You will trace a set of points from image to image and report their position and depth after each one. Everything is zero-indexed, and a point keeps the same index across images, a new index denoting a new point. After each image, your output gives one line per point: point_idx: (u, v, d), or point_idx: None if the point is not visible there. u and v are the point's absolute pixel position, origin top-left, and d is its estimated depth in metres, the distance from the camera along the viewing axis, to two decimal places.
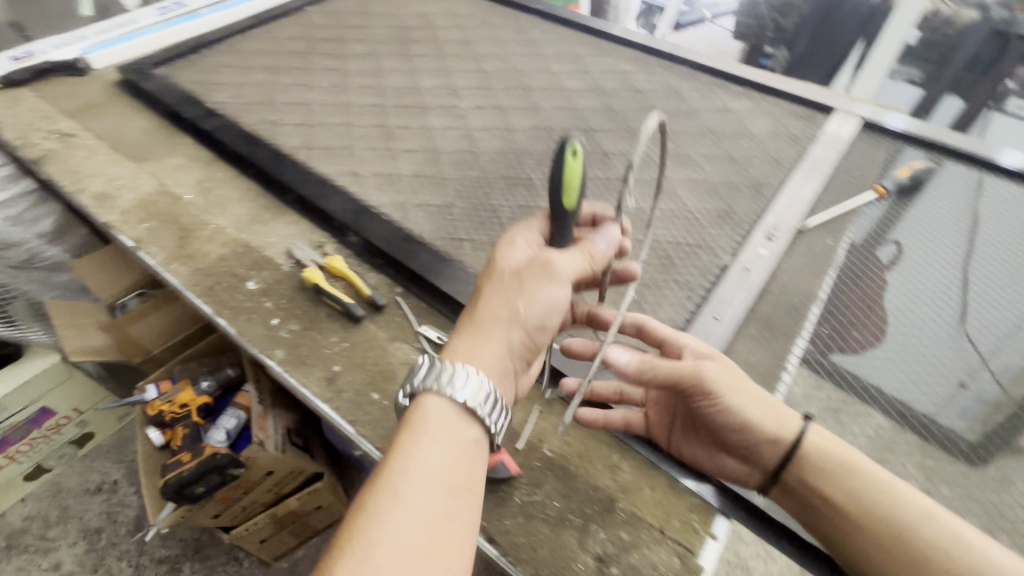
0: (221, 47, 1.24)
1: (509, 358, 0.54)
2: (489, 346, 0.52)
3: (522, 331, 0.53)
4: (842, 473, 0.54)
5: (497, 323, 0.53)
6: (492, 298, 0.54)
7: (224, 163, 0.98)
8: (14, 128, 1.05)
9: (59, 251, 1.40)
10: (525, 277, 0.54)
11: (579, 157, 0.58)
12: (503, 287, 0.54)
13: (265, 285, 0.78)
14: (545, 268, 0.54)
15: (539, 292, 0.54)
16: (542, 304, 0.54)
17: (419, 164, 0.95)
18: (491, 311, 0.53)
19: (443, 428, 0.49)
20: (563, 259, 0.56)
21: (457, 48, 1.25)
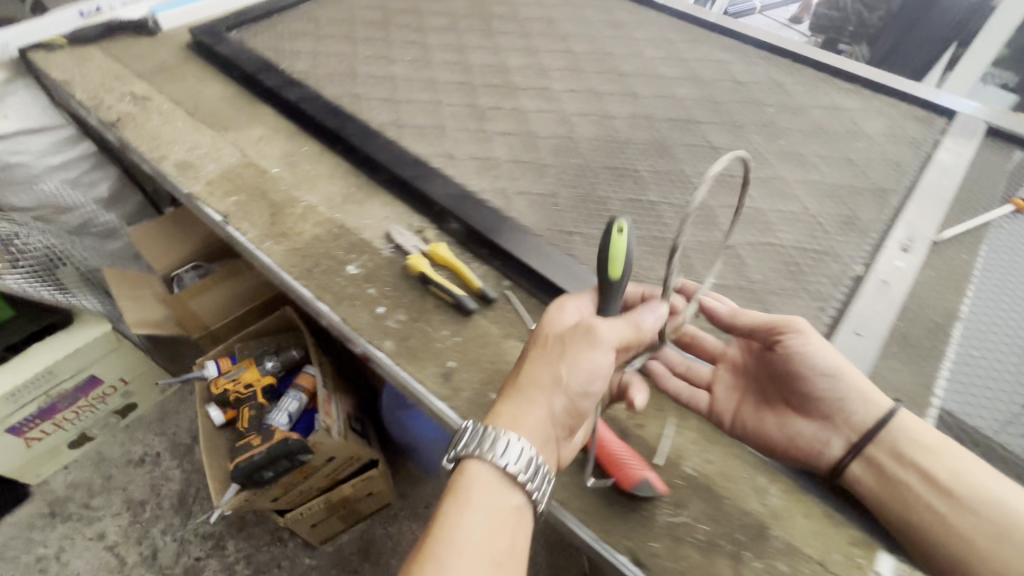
0: (294, 13, 1.18)
1: (554, 426, 0.52)
2: (530, 413, 0.51)
3: (564, 400, 0.51)
4: (937, 454, 0.55)
5: (540, 391, 0.51)
6: (537, 363, 0.53)
7: (308, 136, 0.92)
8: (86, 88, 1.00)
9: (114, 218, 1.36)
10: (568, 346, 0.52)
11: (624, 236, 0.55)
12: (547, 352, 0.53)
13: (366, 270, 0.74)
14: (587, 338, 0.52)
15: (580, 363, 0.51)
16: (584, 373, 0.51)
17: (517, 148, 0.90)
18: (535, 377, 0.52)
19: (486, 495, 0.49)
20: (607, 328, 0.53)
21: (542, 27, 1.19)
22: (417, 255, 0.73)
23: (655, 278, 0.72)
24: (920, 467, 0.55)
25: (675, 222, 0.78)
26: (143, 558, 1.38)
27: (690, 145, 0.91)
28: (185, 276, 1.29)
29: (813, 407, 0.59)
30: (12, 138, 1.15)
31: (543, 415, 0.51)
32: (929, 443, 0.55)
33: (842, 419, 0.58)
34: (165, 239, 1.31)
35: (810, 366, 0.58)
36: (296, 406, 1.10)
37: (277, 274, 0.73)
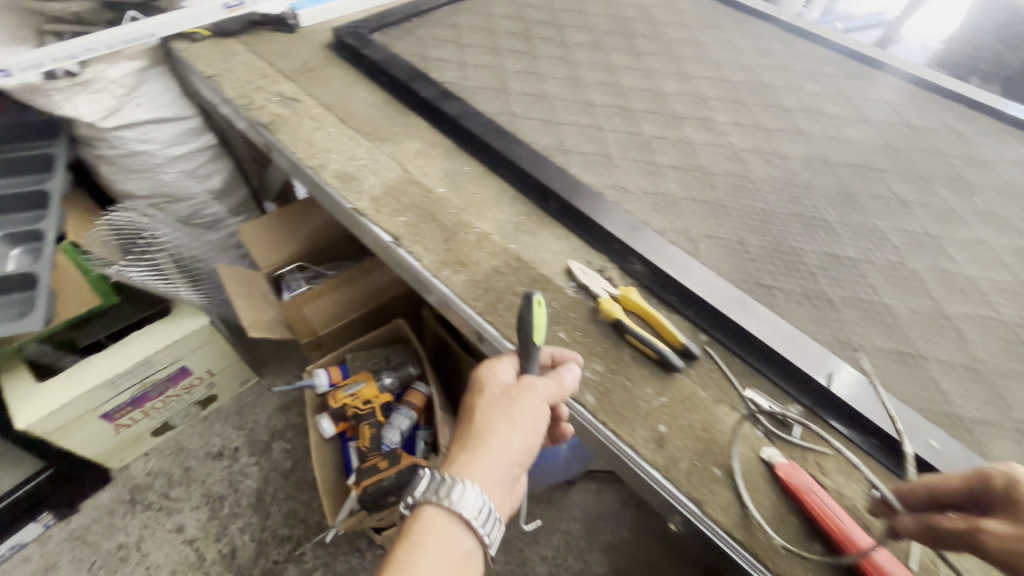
0: (434, 18, 1.14)
1: (509, 473, 0.55)
2: (490, 461, 0.54)
3: (519, 447, 0.56)
4: None
5: (496, 439, 0.55)
6: (488, 415, 0.57)
7: (468, 154, 0.88)
8: (235, 84, 0.98)
9: (219, 210, 1.35)
10: (515, 398, 0.57)
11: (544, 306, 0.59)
12: (495, 404, 0.57)
13: (552, 310, 0.70)
14: (531, 389, 0.58)
15: (529, 413, 0.57)
16: (531, 421, 0.57)
17: (692, 185, 0.84)
18: (489, 427, 0.56)
19: (436, 537, 0.52)
20: (546, 385, 0.58)
21: (691, 50, 1.12)
22: (608, 298, 0.69)
23: (871, 346, 0.67)
24: None
25: (880, 284, 0.73)
26: (222, 555, 1.36)
27: (876, 195, 0.85)
28: (293, 279, 1.26)
29: None
30: (140, 126, 1.12)
31: (496, 462, 0.54)
32: None
33: None
34: (276, 236, 1.28)
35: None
36: (408, 424, 1.07)
37: (463, 312, 0.70)
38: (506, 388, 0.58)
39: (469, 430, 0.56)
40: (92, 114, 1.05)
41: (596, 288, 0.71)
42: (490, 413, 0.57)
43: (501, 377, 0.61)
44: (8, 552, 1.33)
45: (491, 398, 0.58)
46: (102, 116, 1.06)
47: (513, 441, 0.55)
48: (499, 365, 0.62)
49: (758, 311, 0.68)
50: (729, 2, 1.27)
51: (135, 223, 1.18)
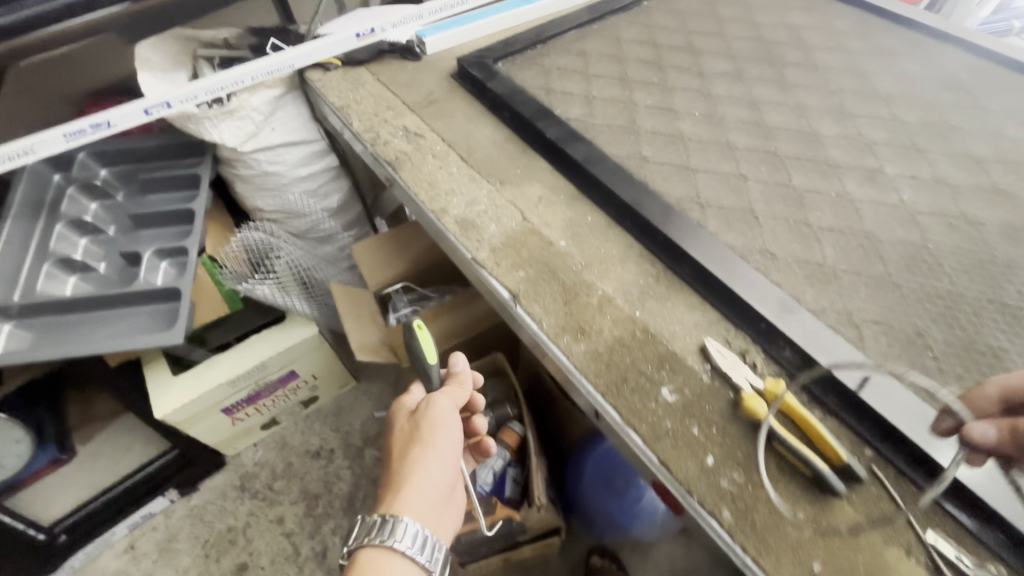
0: (560, 45, 1.09)
1: (435, 485, 0.80)
2: (417, 479, 0.80)
3: (436, 464, 0.81)
4: None
5: (416, 464, 0.81)
6: (409, 448, 0.83)
7: (592, 202, 0.83)
8: (362, 117, 0.99)
9: (334, 226, 1.39)
10: (423, 426, 0.85)
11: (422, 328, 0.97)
12: (412, 438, 0.84)
13: (684, 399, 0.62)
14: (433, 414, 0.85)
15: (436, 432, 0.83)
16: (437, 435, 0.83)
17: (857, 255, 0.72)
18: (410, 457, 0.82)
19: (381, 553, 0.74)
20: (446, 396, 0.89)
21: (852, 81, 0.98)
22: (753, 393, 0.61)
23: None
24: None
25: None
26: (314, 553, 1.44)
27: None
28: (397, 299, 1.27)
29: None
30: (273, 149, 1.19)
31: (419, 480, 0.79)
32: None
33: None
34: (385, 255, 1.30)
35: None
36: (499, 464, 1.09)
37: (583, 389, 0.64)
38: (414, 419, 0.86)
39: (397, 464, 0.82)
40: (234, 139, 1.12)
41: (739, 377, 0.62)
42: (407, 446, 0.83)
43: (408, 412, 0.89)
44: (140, 519, 1.49)
45: (405, 433, 0.85)
46: (242, 141, 1.14)
47: (429, 461, 0.81)
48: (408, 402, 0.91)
49: (940, 428, 0.56)
50: (900, 20, 1.10)
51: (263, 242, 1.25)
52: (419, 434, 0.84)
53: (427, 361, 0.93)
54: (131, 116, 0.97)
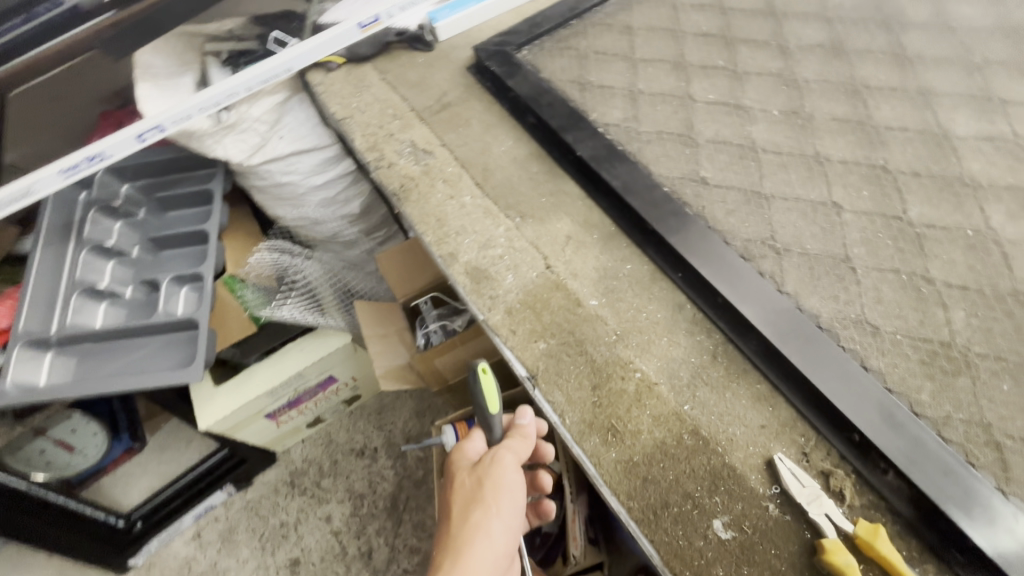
0: (599, 18, 0.88)
1: (496, 559, 0.61)
2: (477, 546, 0.60)
3: (499, 532, 0.62)
4: None
5: (478, 528, 0.62)
6: (468, 504, 0.64)
7: (632, 244, 0.67)
8: (365, 131, 0.85)
9: (355, 231, 1.24)
10: (485, 483, 0.65)
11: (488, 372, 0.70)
12: (470, 497, 0.65)
13: (742, 536, 0.49)
14: (497, 470, 0.66)
15: (500, 493, 0.64)
16: (506, 495, 0.64)
17: (998, 332, 0.53)
18: (470, 517, 0.63)
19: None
20: (511, 450, 0.68)
21: (1001, 49, 0.72)
22: (840, 542, 0.46)
23: None
24: None
25: None
26: (361, 553, 1.44)
27: None
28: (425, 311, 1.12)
29: None
30: (283, 159, 1.07)
31: (484, 552, 0.60)
32: None
33: None
34: (413, 264, 1.11)
35: None
36: None
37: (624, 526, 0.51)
38: (476, 472, 0.67)
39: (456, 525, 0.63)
40: (240, 154, 1.02)
41: (818, 512, 0.48)
42: (467, 506, 0.64)
43: (468, 461, 0.69)
44: (203, 510, 1.52)
45: (465, 488, 0.66)
46: (249, 154, 1.04)
47: (491, 526, 0.62)
48: (468, 448, 0.71)
49: None
50: None
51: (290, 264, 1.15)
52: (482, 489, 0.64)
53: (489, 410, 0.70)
54: (125, 144, 0.87)
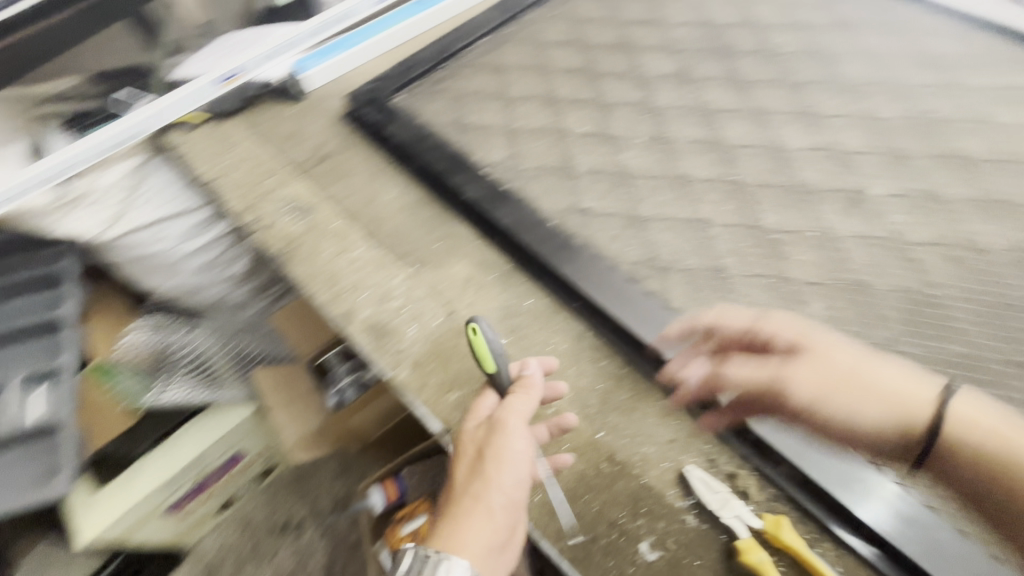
0: (470, 60, 0.90)
1: (499, 535, 0.48)
2: (474, 524, 0.48)
3: (504, 504, 0.48)
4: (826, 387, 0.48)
5: (479, 498, 0.48)
6: (465, 472, 0.50)
7: (529, 280, 0.68)
8: (238, 191, 0.80)
9: (245, 292, 1.07)
10: (486, 449, 0.50)
11: (478, 336, 0.54)
12: (472, 461, 0.51)
13: (668, 553, 0.51)
14: (502, 435, 0.50)
15: (504, 461, 0.49)
16: (511, 467, 0.49)
17: (850, 319, 0.60)
18: (468, 486, 0.49)
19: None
20: (515, 410, 0.51)
21: (816, 69, 0.84)
22: (752, 540, 0.49)
23: None
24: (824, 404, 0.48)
25: None
26: None
27: None
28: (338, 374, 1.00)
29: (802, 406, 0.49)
30: (149, 227, 0.92)
31: (487, 523, 0.48)
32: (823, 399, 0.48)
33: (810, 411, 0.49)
34: (309, 322, 1.01)
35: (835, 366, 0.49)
36: None
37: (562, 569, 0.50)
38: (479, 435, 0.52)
39: (451, 495, 0.50)
40: (94, 227, 0.88)
41: (730, 515, 0.51)
42: (466, 472, 0.50)
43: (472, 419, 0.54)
44: None
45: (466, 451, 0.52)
46: (106, 226, 0.89)
47: (496, 497, 0.48)
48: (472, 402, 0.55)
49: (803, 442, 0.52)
50: None
51: None
52: (482, 456, 0.50)
53: (488, 368, 0.54)
54: None
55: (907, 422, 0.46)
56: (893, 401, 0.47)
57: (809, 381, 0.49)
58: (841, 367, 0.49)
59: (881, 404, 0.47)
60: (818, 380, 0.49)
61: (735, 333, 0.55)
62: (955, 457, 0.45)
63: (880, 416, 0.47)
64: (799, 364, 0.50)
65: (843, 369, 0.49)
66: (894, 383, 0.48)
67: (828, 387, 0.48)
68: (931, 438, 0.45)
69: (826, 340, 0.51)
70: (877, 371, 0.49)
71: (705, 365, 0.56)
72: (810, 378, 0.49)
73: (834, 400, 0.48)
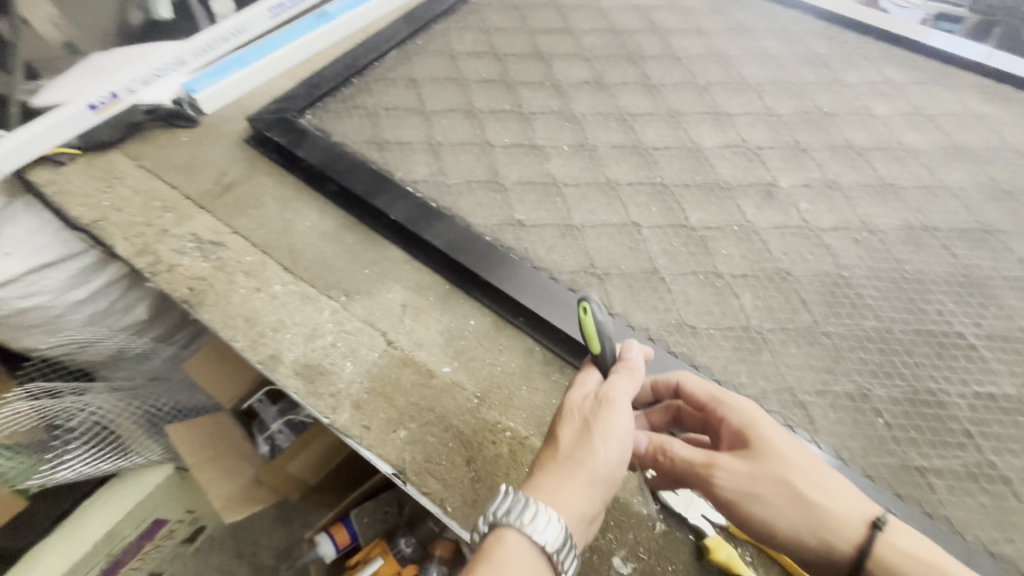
0: (381, 75, 0.86)
1: (589, 511, 0.40)
2: (573, 494, 0.39)
3: (603, 482, 0.40)
4: (755, 492, 0.41)
5: (581, 466, 0.40)
6: (568, 438, 0.42)
7: (469, 300, 0.66)
8: (127, 231, 0.70)
9: (147, 341, 0.92)
10: (595, 421, 0.42)
11: (591, 317, 0.47)
12: (578, 425, 0.42)
13: (642, 565, 0.50)
14: (613, 409, 0.42)
15: (612, 436, 0.41)
16: (617, 442, 0.41)
17: (777, 307, 0.63)
18: (572, 451, 0.41)
19: (523, 568, 0.37)
20: (624, 389, 0.44)
21: (718, 71, 0.88)
22: (719, 538, 0.50)
23: None
24: (745, 508, 0.42)
25: None
26: None
27: (1010, 279, 0.66)
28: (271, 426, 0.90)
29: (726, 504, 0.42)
30: (20, 278, 0.76)
31: (582, 494, 0.39)
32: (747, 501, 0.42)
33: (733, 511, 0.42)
34: (228, 368, 0.88)
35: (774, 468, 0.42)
36: None
37: None
38: (582, 402, 0.44)
39: (548, 456, 0.41)
40: None
41: (695, 515, 0.51)
42: (569, 435, 0.42)
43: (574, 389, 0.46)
44: None
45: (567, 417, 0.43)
46: None
47: (599, 466, 0.40)
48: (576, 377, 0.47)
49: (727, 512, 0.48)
50: None
51: (60, 408, 0.81)
52: (590, 427, 0.41)
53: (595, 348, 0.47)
54: None
55: (827, 539, 0.41)
56: (818, 519, 0.41)
57: (738, 476, 0.42)
58: (780, 474, 0.42)
59: (800, 522, 0.41)
60: (752, 480, 0.42)
61: (693, 402, 0.48)
62: None
63: (801, 528, 0.41)
64: (736, 457, 0.43)
65: (780, 479, 0.41)
66: (836, 497, 0.42)
67: (757, 490, 0.41)
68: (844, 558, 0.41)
69: (780, 433, 0.43)
70: (820, 486, 0.41)
71: (649, 434, 0.47)
72: (742, 474, 0.42)
73: (760, 504, 0.41)
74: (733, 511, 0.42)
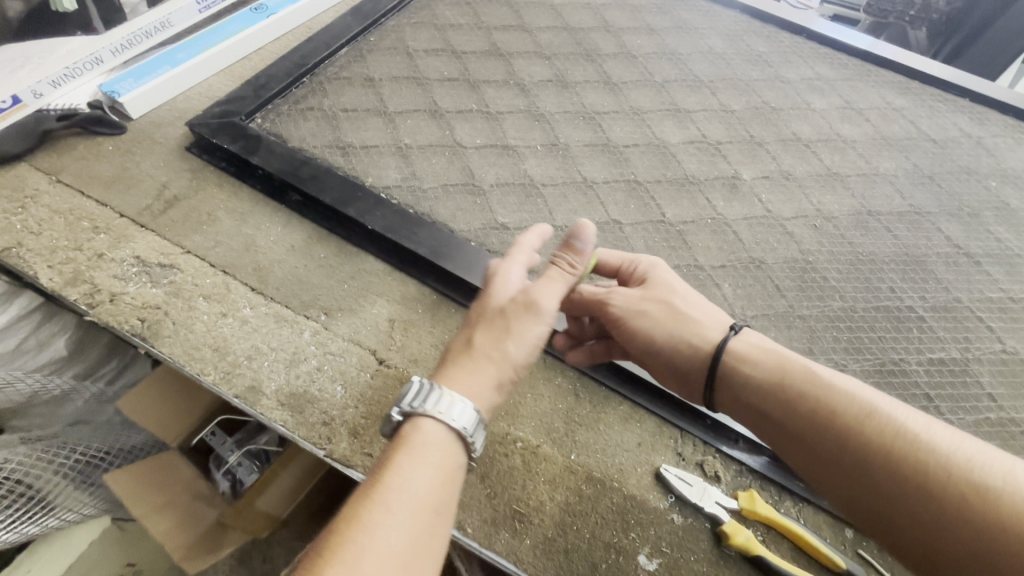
0: (334, 73, 0.81)
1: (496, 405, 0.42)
2: (478, 389, 0.41)
3: (510, 379, 0.42)
4: (641, 309, 0.52)
5: (491, 365, 0.41)
6: (483, 339, 0.43)
7: (459, 309, 0.63)
8: (51, 257, 0.60)
9: (69, 379, 0.79)
10: (511, 324, 0.43)
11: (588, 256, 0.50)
12: (495, 328, 0.43)
13: (666, 559, 0.51)
14: (529, 314, 0.43)
15: (524, 340, 0.42)
16: (528, 348, 0.43)
17: (755, 294, 0.67)
18: (484, 352, 0.42)
19: (440, 452, 0.38)
20: (549, 292, 0.45)
21: (672, 68, 0.92)
22: (735, 522, 0.52)
23: None
24: (634, 322, 0.52)
25: (994, 387, 0.63)
26: None
27: (943, 255, 0.74)
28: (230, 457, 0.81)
29: (625, 325, 0.52)
30: None
31: (494, 395, 0.41)
32: (632, 315, 0.52)
33: (626, 326, 0.52)
34: (176, 399, 0.77)
35: (659, 292, 0.53)
36: None
37: None
38: (505, 304, 0.44)
39: (462, 351, 0.43)
40: None
41: (711, 504, 0.52)
42: (486, 335, 0.43)
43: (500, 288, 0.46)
44: None
45: (487, 318, 0.44)
46: None
47: (506, 363, 0.42)
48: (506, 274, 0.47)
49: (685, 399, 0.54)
50: None
51: None
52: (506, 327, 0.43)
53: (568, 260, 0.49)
54: None
55: (698, 345, 0.50)
56: (688, 325, 0.51)
57: (630, 299, 0.53)
58: (663, 295, 0.52)
59: (675, 334, 0.51)
60: (641, 300, 0.53)
61: (609, 269, 0.58)
62: (745, 387, 0.48)
63: (677, 334, 0.51)
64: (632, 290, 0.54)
65: (661, 298, 0.52)
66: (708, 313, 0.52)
67: (642, 306, 0.52)
68: (710, 360, 0.49)
69: (672, 275, 0.55)
70: (694, 305, 0.52)
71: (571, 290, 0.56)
72: (632, 298, 0.53)
73: (645, 318, 0.52)
74: (624, 328, 0.53)
